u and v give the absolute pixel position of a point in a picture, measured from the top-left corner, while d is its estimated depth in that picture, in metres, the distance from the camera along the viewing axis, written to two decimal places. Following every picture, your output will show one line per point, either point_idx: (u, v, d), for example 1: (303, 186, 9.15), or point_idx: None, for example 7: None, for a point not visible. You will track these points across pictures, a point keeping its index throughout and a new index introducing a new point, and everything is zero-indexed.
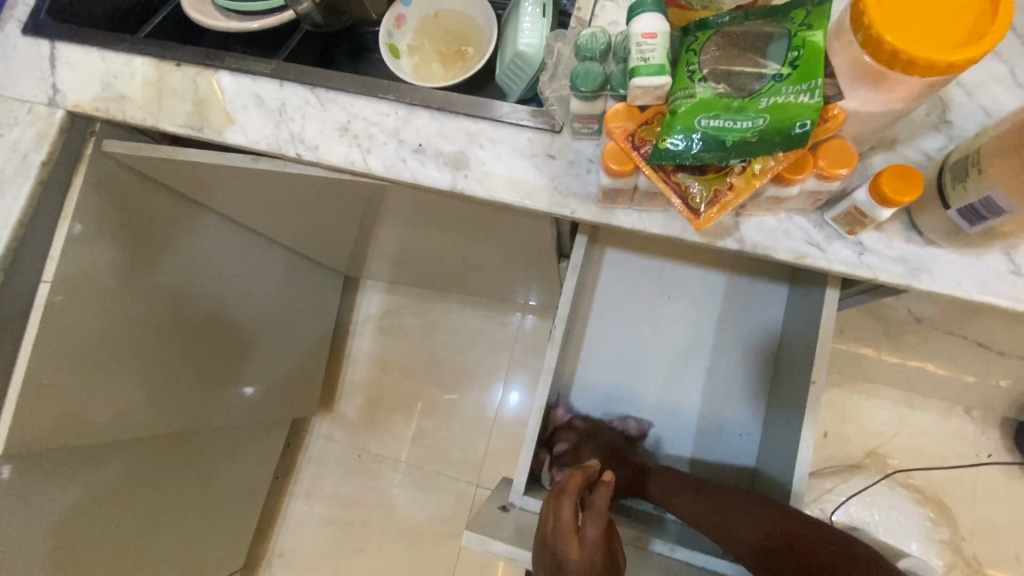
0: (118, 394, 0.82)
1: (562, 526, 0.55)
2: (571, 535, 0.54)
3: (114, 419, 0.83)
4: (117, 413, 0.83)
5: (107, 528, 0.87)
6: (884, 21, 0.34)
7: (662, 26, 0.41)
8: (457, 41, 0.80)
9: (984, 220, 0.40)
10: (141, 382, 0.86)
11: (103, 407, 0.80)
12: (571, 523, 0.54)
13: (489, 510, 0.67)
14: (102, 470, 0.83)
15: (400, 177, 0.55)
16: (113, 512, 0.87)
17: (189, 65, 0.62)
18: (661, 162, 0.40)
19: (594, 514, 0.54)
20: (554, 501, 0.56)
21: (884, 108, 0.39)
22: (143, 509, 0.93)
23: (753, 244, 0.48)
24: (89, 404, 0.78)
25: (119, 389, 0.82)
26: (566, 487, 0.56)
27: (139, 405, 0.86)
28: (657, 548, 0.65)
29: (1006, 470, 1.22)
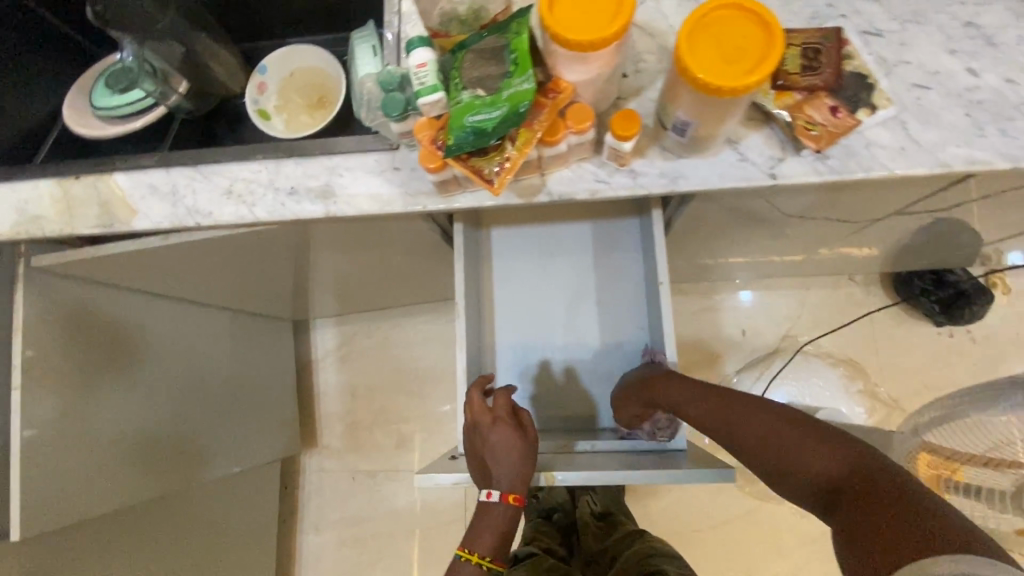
0: (104, 473, 0.92)
1: (475, 409, 0.76)
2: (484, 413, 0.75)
3: (105, 495, 0.92)
4: (106, 490, 0.92)
5: None
6: (557, 23, 0.49)
7: (431, 56, 0.56)
8: (315, 91, 0.93)
9: (686, 131, 0.55)
10: (123, 457, 0.96)
11: (94, 486, 0.90)
12: (482, 404, 0.76)
13: (440, 462, 0.80)
14: (101, 544, 0.93)
15: (283, 217, 0.67)
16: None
17: (87, 176, 0.73)
18: (455, 154, 0.54)
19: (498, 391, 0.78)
20: (467, 399, 0.78)
21: (596, 73, 0.54)
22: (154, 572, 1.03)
23: (558, 192, 0.63)
24: (79, 486, 0.87)
25: (102, 469, 0.91)
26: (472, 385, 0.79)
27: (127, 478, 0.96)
28: (581, 448, 0.82)
29: (895, 316, 1.42)
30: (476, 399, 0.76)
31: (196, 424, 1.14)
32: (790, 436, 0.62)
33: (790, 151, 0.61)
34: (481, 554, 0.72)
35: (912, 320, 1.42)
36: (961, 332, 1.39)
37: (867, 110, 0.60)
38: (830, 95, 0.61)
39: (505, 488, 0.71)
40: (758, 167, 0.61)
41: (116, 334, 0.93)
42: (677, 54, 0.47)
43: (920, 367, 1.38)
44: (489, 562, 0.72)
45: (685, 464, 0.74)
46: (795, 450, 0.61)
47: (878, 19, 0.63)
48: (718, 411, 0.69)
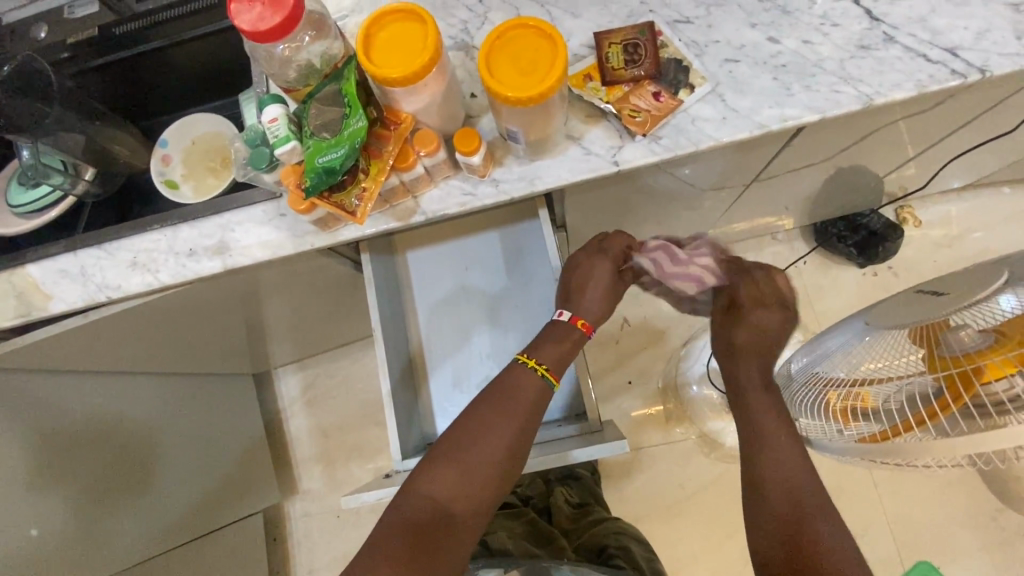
0: (72, 550, 0.95)
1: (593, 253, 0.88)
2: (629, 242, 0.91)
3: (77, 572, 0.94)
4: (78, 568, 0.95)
5: None
6: (373, 64, 0.55)
7: (281, 110, 0.61)
8: (217, 154, 0.98)
9: (519, 138, 0.62)
10: (89, 535, 0.98)
11: (61, 564, 0.92)
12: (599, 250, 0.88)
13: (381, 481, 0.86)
14: None
15: (186, 277, 0.72)
16: None
17: (1, 272, 0.77)
18: (315, 193, 0.60)
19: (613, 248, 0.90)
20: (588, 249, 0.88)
21: (427, 102, 0.60)
22: None
23: (431, 211, 0.69)
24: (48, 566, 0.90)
25: (66, 550, 0.94)
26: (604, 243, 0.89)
27: (97, 552, 0.99)
28: None
29: (821, 267, 1.49)
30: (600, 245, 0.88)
31: (165, 489, 1.17)
32: (789, 456, 0.76)
33: (627, 137, 0.67)
34: (543, 362, 0.77)
35: (837, 266, 1.49)
36: (883, 270, 1.46)
37: (688, 90, 0.67)
38: (653, 83, 0.67)
39: (576, 313, 0.82)
40: (602, 157, 0.67)
41: (63, 416, 0.96)
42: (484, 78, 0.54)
43: (852, 309, 1.45)
44: (549, 373, 0.77)
45: (604, 437, 0.79)
46: (786, 470, 0.75)
47: (686, 7, 0.70)
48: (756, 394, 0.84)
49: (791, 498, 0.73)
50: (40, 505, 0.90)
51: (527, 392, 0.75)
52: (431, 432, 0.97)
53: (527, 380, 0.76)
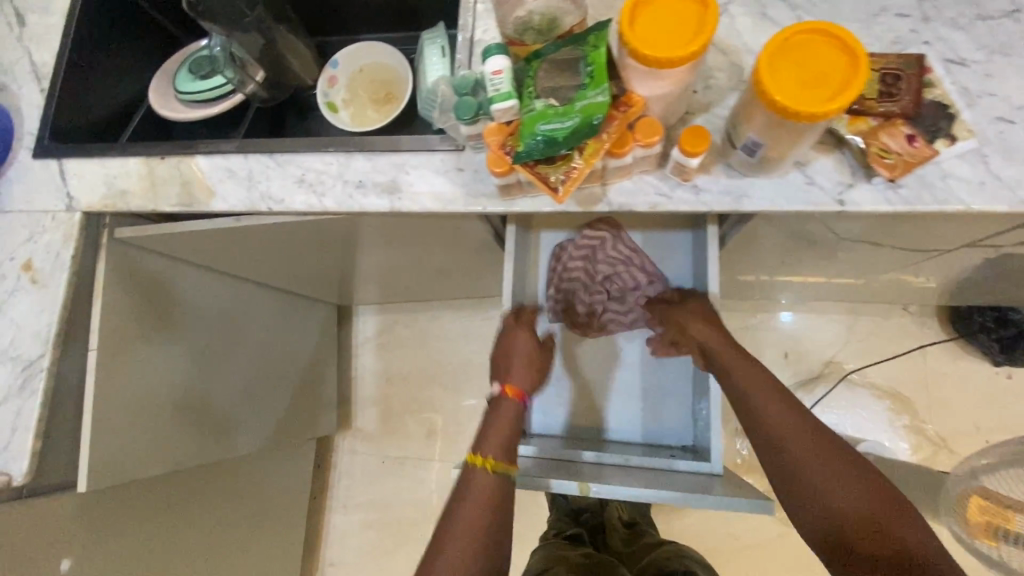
0: (157, 437, 0.97)
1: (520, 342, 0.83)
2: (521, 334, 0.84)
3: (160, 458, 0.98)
4: (161, 454, 0.98)
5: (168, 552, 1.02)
6: (636, 38, 0.49)
7: (507, 65, 0.57)
8: (382, 87, 0.96)
9: (755, 153, 0.55)
10: (174, 425, 1.01)
11: (146, 448, 0.95)
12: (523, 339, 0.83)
13: None
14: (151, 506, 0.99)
15: (350, 208, 0.71)
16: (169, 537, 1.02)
17: (172, 157, 0.77)
18: (523, 160, 0.56)
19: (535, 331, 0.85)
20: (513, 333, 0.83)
21: (667, 90, 0.54)
22: (194, 536, 1.08)
23: (618, 203, 0.63)
24: (135, 447, 0.92)
25: (153, 434, 0.96)
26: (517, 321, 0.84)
27: (174, 443, 1.01)
28: (615, 460, 0.82)
29: (949, 354, 1.36)
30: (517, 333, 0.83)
31: (241, 395, 1.19)
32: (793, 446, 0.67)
33: (861, 177, 0.60)
34: (489, 457, 0.72)
35: (966, 357, 1.36)
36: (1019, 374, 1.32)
37: (945, 141, 0.59)
38: (907, 123, 0.59)
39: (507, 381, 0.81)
40: (825, 192, 0.60)
41: (180, 306, 0.99)
42: (761, 87, 0.48)
43: (970, 406, 1.33)
44: (500, 466, 0.72)
45: (718, 483, 0.74)
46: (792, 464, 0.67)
47: (963, 49, 0.62)
48: (731, 361, 0.75)
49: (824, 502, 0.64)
50: (141, 379, 0.93)
51: (486, 491, 0.70)
52: None
53: (483, 479, 0.71)
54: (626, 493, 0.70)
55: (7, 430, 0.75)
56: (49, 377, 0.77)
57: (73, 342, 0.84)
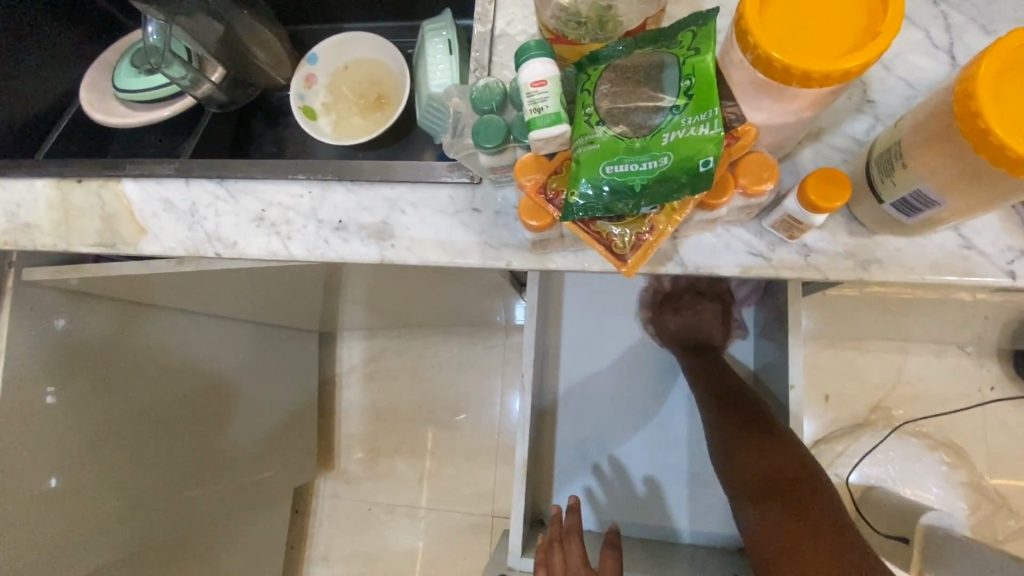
0: (89, 522, 0.80)
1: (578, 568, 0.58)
2: (579, 556, 0.59)
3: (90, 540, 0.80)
4: (94, 534, 0.81)
5: None
6: (769, 38, 0.32)
7: (552, 71, 0.39)
8: (372, 88, 0.77)
9: (919, 212, 0.38)
10: (113, 500, 0.83)
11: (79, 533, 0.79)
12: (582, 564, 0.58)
13: None
14: None
15: (326, 259, 0.53)
16: None
17: (91, 180, 0.59)
18: (576, 216, 0.38)
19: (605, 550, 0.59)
20: (568, 561, 0.59)
21: (793, 117, 0.37)
22: None
23: (695, 265, 0.46)
24: (61, 533, 0.76)
25: (86, 513, 0.79)
26: (571, 543, 0.60)
27: (121, 520, 0.85)
28: None
29: (1012, 401, 1.20)
30: (576, 554, 0.59)
31: (203, 453, 1.01)
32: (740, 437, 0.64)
33: None
34: None
35: None
36: None
37: None
38: None
39: None
40: (989, 261, 0.43)
41: (127, 355, 0.82)
42: (975, 123, 0.30)
43: None
44: None
45: None
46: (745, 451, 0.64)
47: None
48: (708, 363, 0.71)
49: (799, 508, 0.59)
50: (75, 449, 0.77)
51: None
52: (540, 502, 0.77)
53: None
54: None
55: None
56: None
57: None
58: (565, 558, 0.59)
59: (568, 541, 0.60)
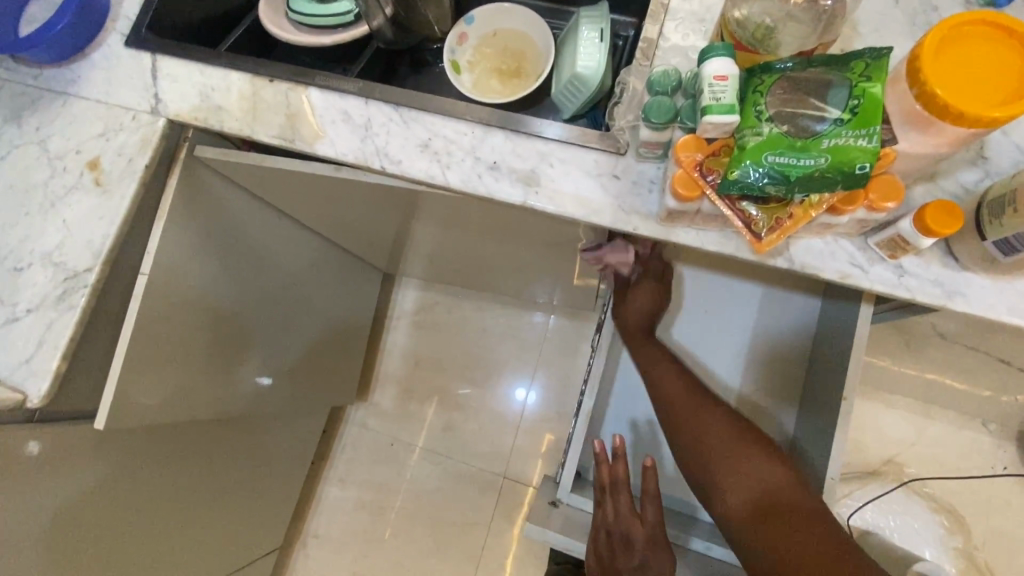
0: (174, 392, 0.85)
1: (623, 510, 0.68)
2: (627, 504, 0.68)
3: (162, 407, 0.83)
4: (169, 401, 0.84)
5: (155, 512, 0.91)
6: (937, 77, 0.39)
7: (732, 70, 0.46)
8: (513, 58, 0.85)
9: (1016, 252, 0.45)
10: (192, 373, 0.88)
11: (192, 388, 0.89)
12: (630, 510, 0.68)
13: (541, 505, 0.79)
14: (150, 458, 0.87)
15: (476, 191, 0.61)
16: (168, 499, 0.93)
17: (282, 82, 0.67)
18: (730, 191, 0.46)
19: (648, 499, 0.68)
20: (613, 501, 0.69)
21: (932, 150, 0.44)
22: (188, 498, 0.98)
23: (801, 263, 0.53)
24: (180, 386, 0.86)
25: (171, 380, 0.84)
26: (619, 483, 0.69)
27: (218, 386, 0.96)
28: (695, 545, 0.77)
29: (1020, 482, 1.24)
30: (624, 501, 0.68)
31: (276, 349, 1.11)
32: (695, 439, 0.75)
33: None
34: None
35: None
36: None
37: None
38: None
39: None
40: None
41: (252, 247, 0.92)
42: None
43: None
44: None
45: None
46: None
47: None
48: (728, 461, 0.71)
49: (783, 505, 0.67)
50: (186, 319, 0.84)
51: None
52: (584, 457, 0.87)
53: None
54: None
55: (33, 344, 0.66)
56: (94, 294, 0.68)
57: (124, 260, 0.75)
58: (615, 505, 0.69)
59: (617, 491, 0.69)
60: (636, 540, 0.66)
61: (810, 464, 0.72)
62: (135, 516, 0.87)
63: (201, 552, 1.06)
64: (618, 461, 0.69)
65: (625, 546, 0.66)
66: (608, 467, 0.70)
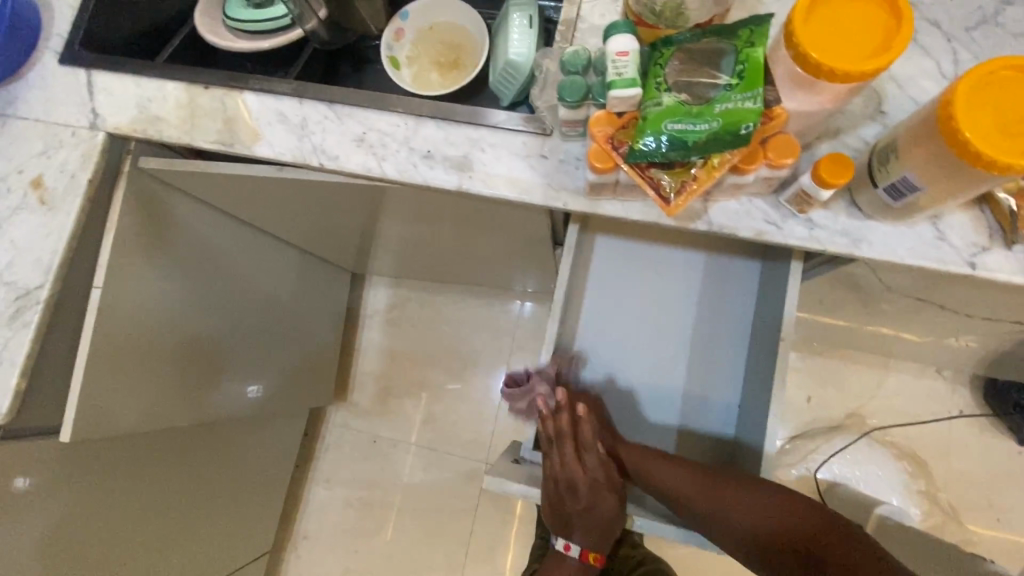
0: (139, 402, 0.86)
1: (567, 460, 0.71)
2: (572, 453, 0.71)
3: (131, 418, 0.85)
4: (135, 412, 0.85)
5: (132, 522, 0.92)
6: (809, 39, 0.42)
7: (634, 45, 0.49)
8: (451, 50, 0.87)
9: (904, 196, 0.48)
10: (158, 382, 0.89)
11: (160, 397, 0.90)
12: (574, 458, 0.71)
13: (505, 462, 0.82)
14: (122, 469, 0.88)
15: (412, 180, 0.63)
16: (145, 509, 0.94)
17: (216, 88, 0.69)
18: (638, 160, 0.49)
19: (590, 447, 0.71)
20: (557, 450, 0.72)
21: (818, 107, 0.47)
22: (167, 507, 0.99)
23: (719, 225, 0.56)
24: (147, 395, 0.88)
25: (136, 390, 0.85)
26: (563, 434, 0.71)
27: (187, 394, 0.96)
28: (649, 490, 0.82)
29: (975, 423, 1.30)
30: (569, 451, 0.71)
31: (248, 355, 1.13)
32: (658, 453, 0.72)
33: (998, 243, 0.53)
34: None
35: (992, 431, 1.30)
36: None
37: None
38: None
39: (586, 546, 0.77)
40: (956, 252, 0.53)
41: (211, 256, 0.93)
42: (949, 123, 0.40)
43: (985, 482, 1.29)
44: None
45: None
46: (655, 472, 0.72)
47: None
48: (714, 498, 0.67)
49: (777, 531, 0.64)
50: (147, 329, 0.85)
51: None
52: None
53: None
54: (673, 533, 0.71)
55: None
56: (46, 310, 0.69)
57: (76, 275, 0.76)
58: (561, 455, 0.72)
59: (563, 442, 0.71)
60: (580, 486, 0.71)
61: (757, 416, 0.75)
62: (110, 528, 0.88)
63: (187, 560, 1.08)
64: (561, 414, 0.70)
65: (571, 492, 0.72)
66: (551, 421, 0.71)
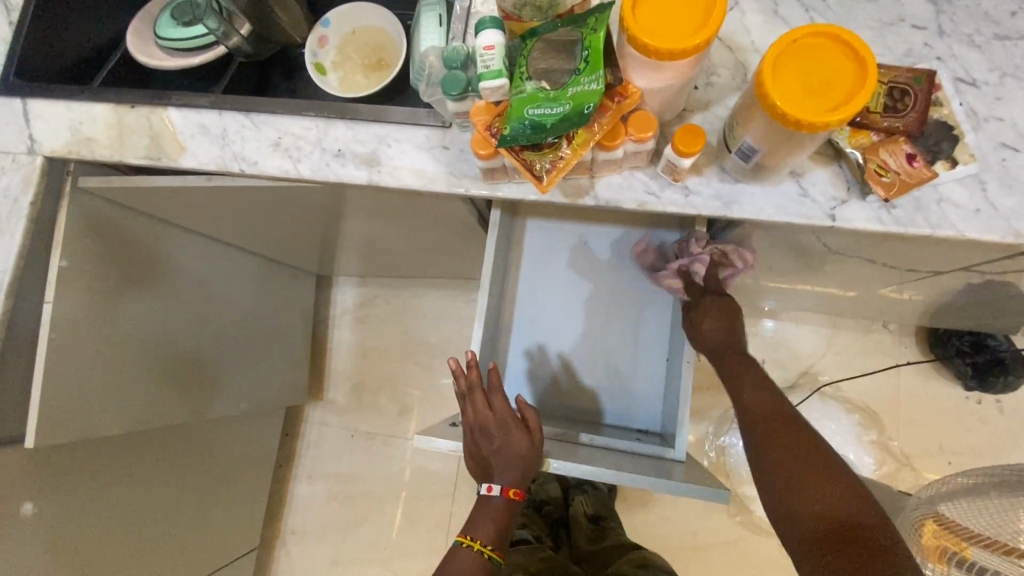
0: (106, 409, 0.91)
1: (477, 406, 0.76)
2: (482, 401, 0.76)
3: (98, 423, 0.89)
4: (101, 417, 0.90)
5: (113, 524, 0.97)
6: (638, 23, 0.46)
7: (499, 39, 0.53)
8: (375, 53, 0.91)
9: (751, 158, 0.53)
10: (125, 389, 0.94)
11: (126, 404, 0.95)
12: (483, 405, 0.76)
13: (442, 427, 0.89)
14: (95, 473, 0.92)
15: (326, 178, 0.68)
16: (125, 511, 0.99)
17: (142, 106, 0.73)
18: (510, 144, 0.53)
19: (495, 391, 0.77)
20: (468, 400, 0.77)
21: (665, 84, 0.51)
22: (147, 508, 1.04)
23: (604, 199, 0.61)
24: (114, 402, 0.92)
25: (100, 397, 0.90)
26: (470, 385, 0.77)
27: (155, 398, 1.01)
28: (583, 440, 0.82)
29: (922, 371, 1.36)
30: (478, 399, 0.76)
31: (216, 359, 1.17)
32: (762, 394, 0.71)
33: (855, 194, 0.58)
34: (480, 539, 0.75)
35: (939, 377, 1.36)
36: (990, 400, 1.33)
37: (947, 163, 0.57)
38: (909, 141, 0.57)
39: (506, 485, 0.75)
40: (819, 206, 0.58)
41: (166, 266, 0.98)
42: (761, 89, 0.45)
43: (936, 426, 1.34)
44: (494, 553, 0.75)
45: (681, 470, 0.73)
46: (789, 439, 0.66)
47: (976, 67, 0.60)
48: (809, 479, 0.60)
49: (850, 513, 0.56)
50: (108, 339, 0.90)
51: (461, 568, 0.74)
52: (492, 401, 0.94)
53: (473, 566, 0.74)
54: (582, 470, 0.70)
55: None
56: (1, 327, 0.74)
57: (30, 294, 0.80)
58: (473, 405, 0.77)
59: (473, 394, 0.77)
60: (490, 427, 0.75)
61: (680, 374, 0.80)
62: (91, 531, 0.93)
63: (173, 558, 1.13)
64: (471, 370, 0.77)
65: (484, 435, 0.76)
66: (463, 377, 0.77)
